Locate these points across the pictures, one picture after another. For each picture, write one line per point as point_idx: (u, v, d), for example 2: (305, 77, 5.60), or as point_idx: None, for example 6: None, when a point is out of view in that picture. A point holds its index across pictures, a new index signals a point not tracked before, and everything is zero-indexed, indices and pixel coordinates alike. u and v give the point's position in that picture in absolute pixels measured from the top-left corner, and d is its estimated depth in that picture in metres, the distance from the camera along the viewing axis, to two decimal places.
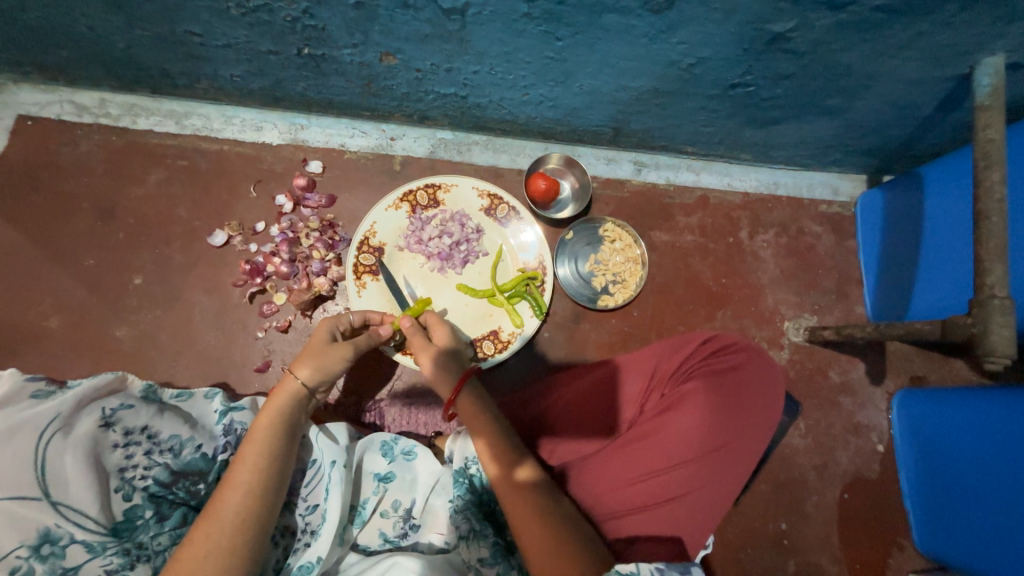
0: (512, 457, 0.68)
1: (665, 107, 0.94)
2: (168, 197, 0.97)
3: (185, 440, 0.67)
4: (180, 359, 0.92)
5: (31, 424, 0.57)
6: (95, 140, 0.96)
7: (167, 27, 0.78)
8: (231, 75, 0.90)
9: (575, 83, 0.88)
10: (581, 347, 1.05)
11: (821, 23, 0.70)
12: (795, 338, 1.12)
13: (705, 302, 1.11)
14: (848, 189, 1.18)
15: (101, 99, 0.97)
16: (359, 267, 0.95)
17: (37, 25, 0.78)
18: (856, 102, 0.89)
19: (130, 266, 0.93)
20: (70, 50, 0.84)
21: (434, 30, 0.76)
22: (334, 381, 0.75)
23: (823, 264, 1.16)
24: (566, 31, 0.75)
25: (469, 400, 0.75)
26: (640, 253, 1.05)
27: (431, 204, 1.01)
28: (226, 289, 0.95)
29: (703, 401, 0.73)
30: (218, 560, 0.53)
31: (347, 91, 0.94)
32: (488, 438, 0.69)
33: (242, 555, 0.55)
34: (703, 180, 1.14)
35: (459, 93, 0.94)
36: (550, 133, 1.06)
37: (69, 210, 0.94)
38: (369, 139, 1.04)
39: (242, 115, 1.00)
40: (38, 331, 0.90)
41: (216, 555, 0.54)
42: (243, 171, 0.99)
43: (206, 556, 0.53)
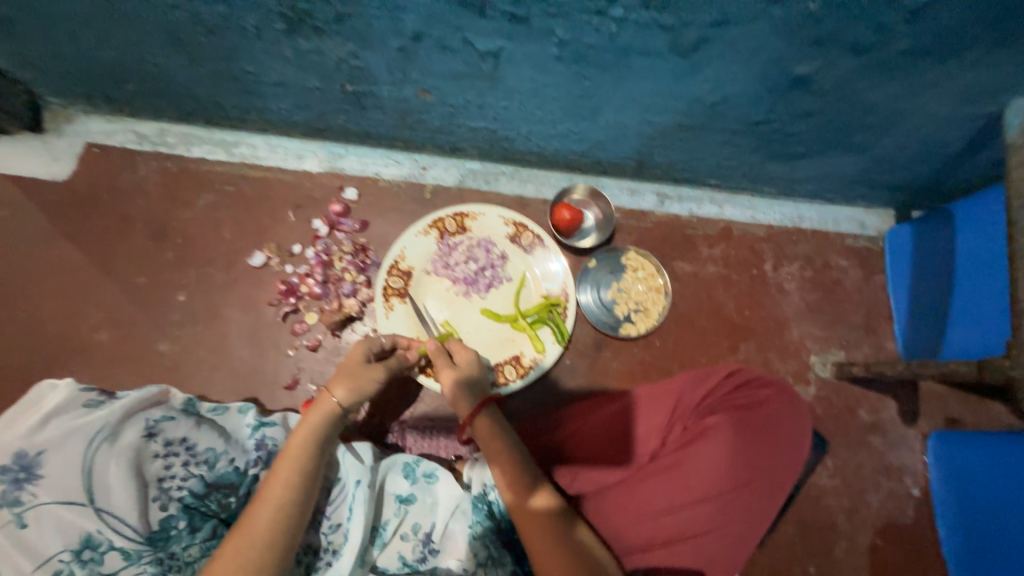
0: (531, 484, 0.69)
1: (688, 141, 0.96)
2: (214, 220, 1.03)
3: (220, 453, 0.69)
4: (215, 374, 0.96)
5: (81, 432, 0.61)
6: (152, 166, 1.04)
7: (227, 66, 0.86)
8: (279, 109, 0.97)
9: (601, 118, 0.92)
10: (602, 375, 1.05)
11: (844, 65, 0.73)
12: (822, 373, 1.10)
13: (728, 334, 1.10)
14: (874, 223, 1.17)
15: (160, 129, 1.05)
16: (388, 289, 0.99)
17: (113, 64, 0.87)
18: (880, 139, 0.89)
19: (176, 284, 0.99)
20: (139, 86, 0.93)
21: (468, 69, 0.81)
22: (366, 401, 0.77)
23: (850, 299, 1.14)
24: (593, 71, 0.79)
25: (489, 425, 0.76)
26: (662, 282, 1.07)
27: (458, 230, 1.04)
28: (261, 307, 1.00)
29: (728, 436, 0.73)
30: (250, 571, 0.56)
31: (384, 124, 1.00)
32: (506, 462, 0.70)
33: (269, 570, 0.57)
34: (726, 212, 1.15)
35: (489, 127, 0.98)
36: (575, 165, 1.10)
37: (123, 230, 1.01)
38: (402, 169, 1.10)
39: (286, 145, 1.07)
40: (88, 343, 0.95)
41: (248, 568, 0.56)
42: (283, 196, 1.05)
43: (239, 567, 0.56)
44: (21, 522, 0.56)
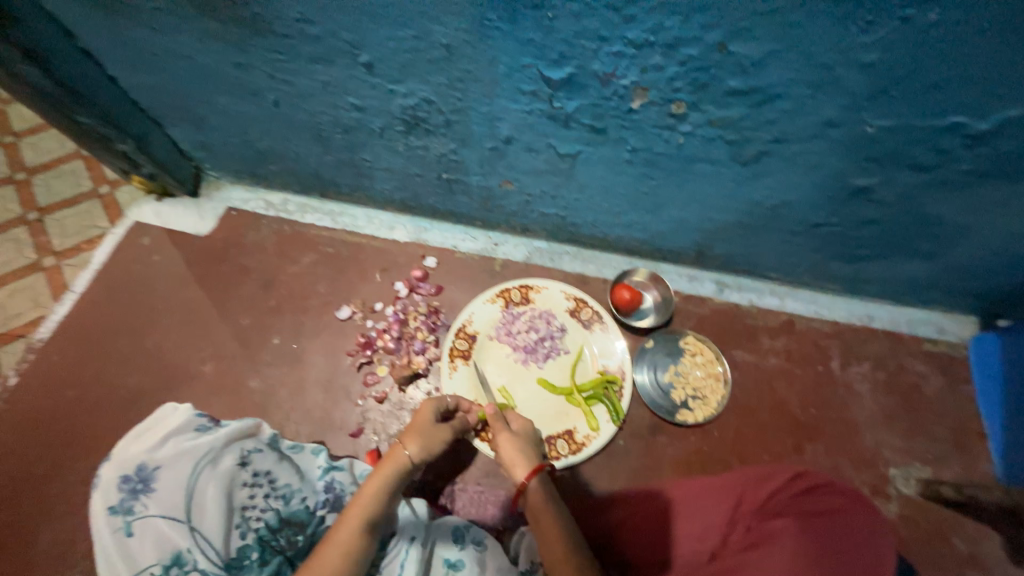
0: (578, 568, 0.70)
1: (748, 237, 1.02)
2: (313, 276, 1.19)
3: (294, 490, 0.76)
4: (291, 414, 1.05)
5: (191, 453, 0.70)
6: (272, 228, 1.24)
7: (351, 155, 1.05)
8: (383, 189, 1.16)
9: (665, 213, 1.00)
10: (657, 461, 1.02)
11: (906, 180, 0.77)
12: (905, 490, 1.00)
13: (793, 432, 1.05)
14: (955, 329, 1.12)
15: (284, 199, 1.27)
16: (454, 351, 1.06)
17: (265, 149, 1.10)
18: (952, 247, 0.90)
19: (273, 328, 1.13)
20: (279, 166, 1.15)
21: (548, 167, 0.94)
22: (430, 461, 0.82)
23: (933, 409, 1.06)
24: (660, 173, 0.88)
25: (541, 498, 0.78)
26: (721, 370, 1.07)
27: (522, 301, 1.12)
28: (340, 356, 1.10)
29: (793, 542, 0.65)
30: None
31: (467, 205, 1.14)
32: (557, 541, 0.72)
33: None
34: (788, 305, 1.15)
35: (559, 213, 1.10)
36: (636, 250, 1.17)
37: (240, 279, 1.18)
38: (476, 243, 1.22)
39: (381, 217, 1.24)
40: (194, 373, 1.09)
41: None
42: (373, 260, 1.20)
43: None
44: (129, 530, 0.63)
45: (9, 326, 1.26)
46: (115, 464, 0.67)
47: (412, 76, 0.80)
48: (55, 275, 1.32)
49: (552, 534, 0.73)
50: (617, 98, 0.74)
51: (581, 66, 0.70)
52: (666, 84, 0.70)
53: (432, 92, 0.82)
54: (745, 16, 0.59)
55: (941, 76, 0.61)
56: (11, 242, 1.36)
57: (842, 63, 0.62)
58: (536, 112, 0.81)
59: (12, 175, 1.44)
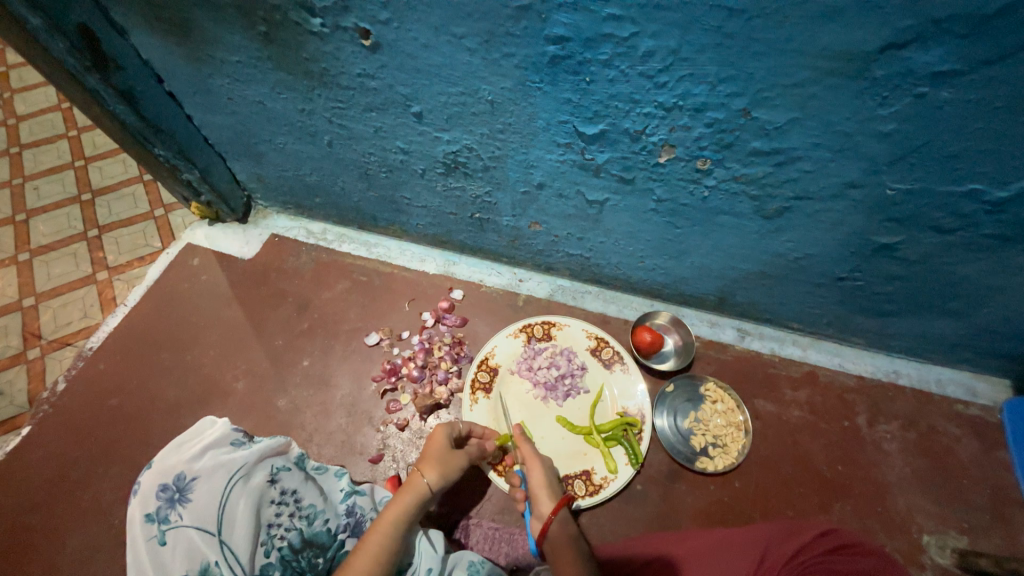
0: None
1: (770, 287, 1.04)
2: (346, 302, 1.24)
3: (318, 511, 0.78)
4: (315, 436, 1.08)
5: (227, 467, 0.73)
6: (311, 255, 1.32)
7: (392, 192, 1.13)
8: (417, 224, 1.23)
9: (688, 259, 1.03)
10: (675, 509, 1.01)
11: (928, 240, 0.80)
12: (939, 560, 0.95)
13: (817, 488, 1.02)
14: (987, 391, 1.09)
15: (324, 228, 1.35)
16: (475, 383, 1.09)
17: (312, 182, 1.19)
18: (979, 308, 0.90)
19: (304, 350, 1.18)
20: (323, 198, 1.24)
21: (576, 212, 1.00)
22: (446, 488, 0.83)
23: (968, 473, 1.02)
24: (685, 222, 0.93)
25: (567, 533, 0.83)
26: (743, 419, 1.06)
27: (544, 337, 1.15)
28: (365, 381, 1.14)
29: None
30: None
31: (496, 243, 1.20)
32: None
33: None
34: (811, 356, 1.14)
35: (584, 255, 1.14)
36: (658, 294, 1.20)
37: (278, 301, 1.25)
38: (502, 279, 1.27)
39: (414, 250, 1.31)
40: (227, 389, 1.13)
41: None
42: (402, 290, 1.26)
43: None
44: (162, 539, 0.66)
45: (59, 334, 1.35)
46: (155, 473, 0.71)
47: (457, 125, 0.88)
48: (107, 289, 1.41)
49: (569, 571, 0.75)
50: (646, 153, 0.80)
51: (614, 124, 0.76)
52: (693, 142, 0.75)
53: (473, 140, 0.90)
54: (768, 88, 0.64)
55: (958, 147, 0.65)
56: (71, 256, 1.47)
57: (860, 132, 0.67)
58: (569, 162, 0.87)
59: (79, 195, 1.58)
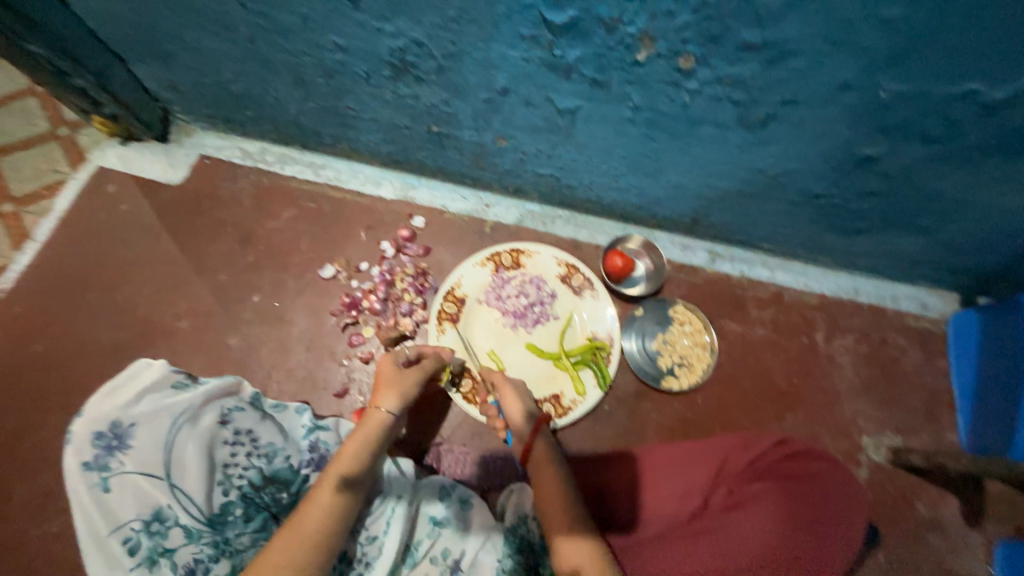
0: (573, 524, 0.70)
1: (746, 207, 0.99)
2: (294, 232, 1.14)
3: (278, 449, 0.74)
4: (273, 374, 1.03)
5: (169, 411, 0.67)
6: (250, 179, 1.17)
7: (334, 102, 0.98)
8: (368, 140, 1.09)
9: (664, 177, 0.96)
10: (640, 427, 1.05)
11: (912, 152, 0.75)
12: (874, 457, 1.04)
13: (774, 400, 1.07)
14: (938, 306, 1.13)
15: (262, 148, 1.19)
16: (441, 314, 1.04)
17: (238, 92, 1.01)
18: (948, 223, 0.89)
19: (252, 285, 1.09)
20: (253, 111, 1.07)
21: (546, 123, 0.89)
22: (406, 408, 0.85)
23: (908, 380, 1.09)
24: (662, 135, 0.85)
25: (545, 448, 0.82)
26: (708, 339, 1.08)
27: (512, 266, 1.10)
28: (324, 316, 1.07)
29: (772, 504, 0.70)
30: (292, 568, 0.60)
31: (458, 162, 1.09)
32: (554, 502, 0.73)
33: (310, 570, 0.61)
34: (779, 277, 1.15)
35: (554, 175, 1.05)
36: (631, 217, 1.14)
37: (216, 232, 1.12)
38: (467, 203, 1.18)
39: (366, 172, 1.19)
40: (170, 329, 1.05)
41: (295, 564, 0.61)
42: (357, 217, 1.16)
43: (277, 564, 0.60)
44: (105, 486, 0.62)
45: None
46: (86, 420, 0.65)
47: (401, 13, 0.73)
48: (12, 222, 1.22)
49: (552, 490, 0.74)
50: (622, 49, 0.69)
51: (585, 10, 0.64)
52: (676, 34, 0.65)
53: (423, 32, 0.75)
54: None
55: (963, 40, 0.58)
56: None
57: (863, 20, 0.58)
58: (535, 61, 0.75)
59: None
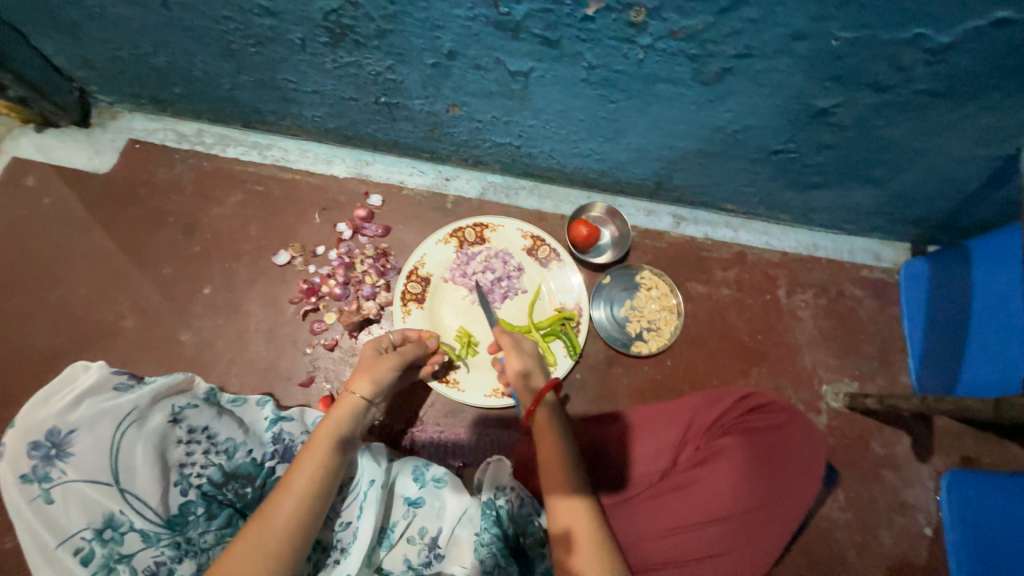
0: (568, 483, 0.68)
1: (706, 167, 0.99)
2: (242, 218, 1.09)
3: (239, 444, 0.72)
4: (233, 367, 1.01)
5: (112, 414, 0.63)
6: (188, 164, 1.11)
7: (270, 75, 0.90)
8: (313, 115, 1.02)
9: (623, 140, 0.94)
10: (612, 392, 1.06)
11: (863, 102, 0.75)
12: (833, 403, 1.09)
13: (740, 357, 1.10)
14: (891, 256, 1.17)
15: (198, 129, 1.12)
16: (406, 294, 1.01)
17: (162, 67, 0.93)
18: (899, 173, 0.90)
19: (202, 277, 1.05)
20: (183, 88, 0.99)
21: (499, 88, 0.85)
22: (386, 392, 0.80)
23: (864, 328, 1.14)
24: (620, 95, 0.82)
25: (547, 413, 0.78)
26: (676, 302, 1.08)
27: (477, 241, 1.07)
28: (282, 305, 1.05)
29: (738, 461, 0.72)
30: (265, 561, 0.58)
31: (412, 134, 1.03)
32: (547, 463, 0.71)
33: (286, 560, 0.59)
34: (741, 236, 1.16)
35: (513, 143, 1.01)
36: (594, 184, 1.12)
37: (157, 223, 1.07)
38: (426, 178, 1.13)
39: (316, 150, 1.12)
40: (114, 329, 1.01)
41: (271, 557, 0.59)
42: (310, 199, 1.11)
43: (254, 558, 0.58)
44: (48, 497, 0.58)
45: None
46: (18, 430, 0.59)
47: None
48: None
49: (549, 453, 0.72)
50: (569, 3, 0.64)
51: None
52: None
53: None
54: None
55: None
56: None
57: None
58: (480, 20, 0.70)
59: None
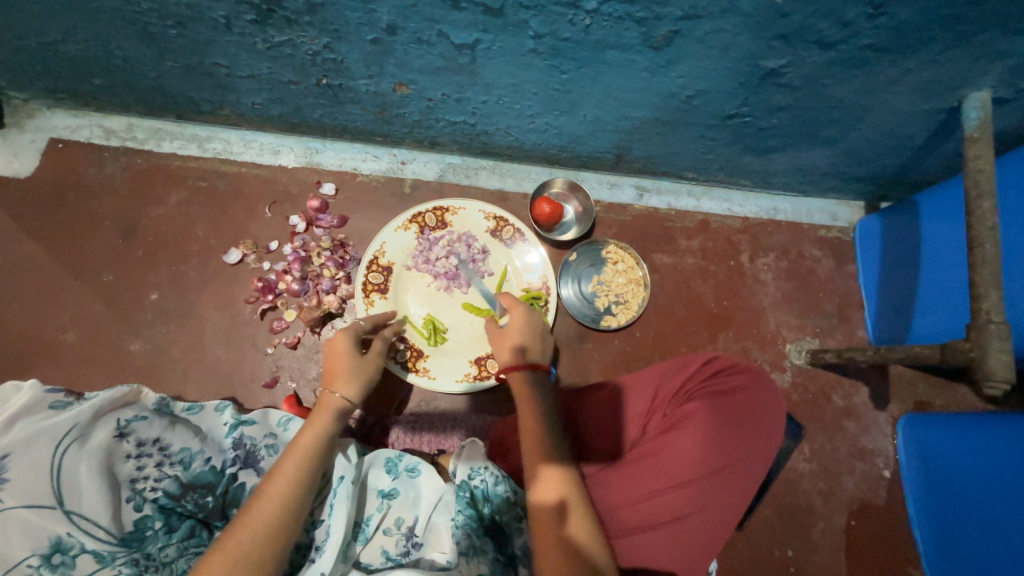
0: (552, 455, 0.70)
1: (664, 136, 0.98)
2: (187, 217, 1.03)
3: (195, 453, 0.69)
4: (190, 373, 0.97)
5: (49, 434, 0.59)
6: (121, 162, 1.04)
7: (197, 59, 0.83)
8: (252, 103, 0.95)
9: (580, 112, 0.91)
10: (584, 367, 1.07)
11: (811, 60, 0.73)
12: (797, 361, 1.13)
13: (706, 324, 1.12)
14: (847, 215, 1.20)
15: (128, 123, 1.04)
16: (367, 285, 0.98)
17: (76, 57, 0.85)
18: (850, 131, 0.91)
19: (148, 283, 1.00)
20: (104, 79, 0.91)
21: (446, 63, 0.79)
22: (369, 389, 0.80)
23: (823, 287, 1.17)
24: (569, 65, 0.78)
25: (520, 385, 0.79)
26: (642, 274, 1.09)
27: (438, 225, 1.04)
28: (238, 305, 1.01)
29: (704, 424, 0.73)
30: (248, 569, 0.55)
31: (362, 117, 0.98)
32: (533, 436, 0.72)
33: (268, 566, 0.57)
34: (704, 205, 1.17)
35: (467, 121, 0.97)
36: (555, 160, 1.10)
37: (92, 227, 1.01)
38: (381, 163, 1.09)
39: (261, 140, 1.06)
40: (55, 344, 0.97)
41: (256, 563, 0.56)
42: (258, 192, 1.05)
43: (240, 565, 0.55)
44: None
45: None
46: None
47: None
48: None
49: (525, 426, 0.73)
50: None
51: None
52: None
53: None
54: None
55: None
56: None
57: None
58: None
59: None
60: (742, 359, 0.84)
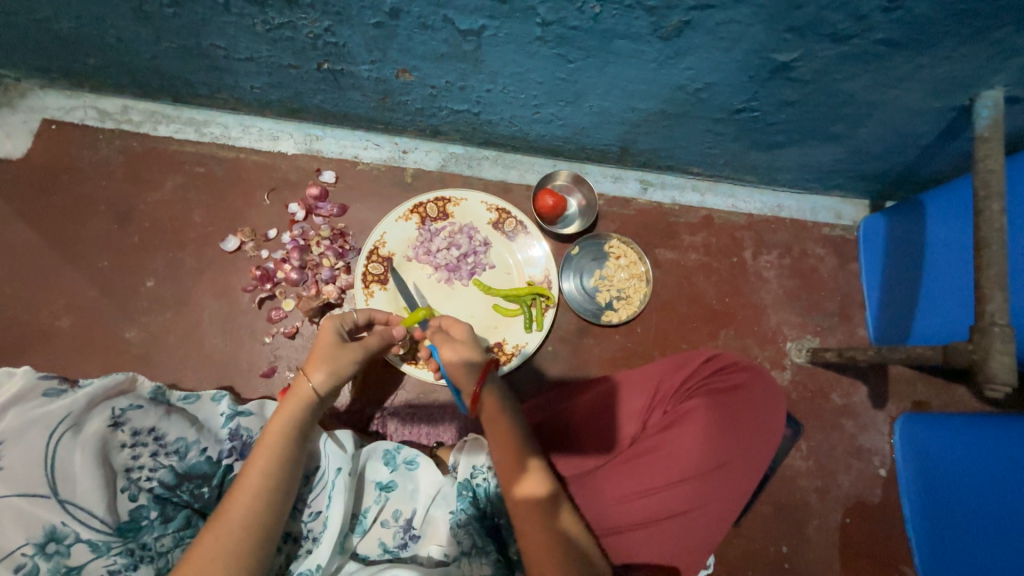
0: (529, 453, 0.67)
1: (671, 129, 0.96)
2: (184, 203, 1.02)
3: (191, 443, 0.68)
4: (188, 361, 0.96)
5: (42, 422, 0.58)
6: (115, 145, 1.01)
7: (194, 40, 0.81)
8: (251, 87, 0.93)
9: (585, 103, 0.90)
10: (584, 362, 1.07)
11: (823, 54, 0.72)
12: (796, 359, 1.13)
13: (707, 320, 1.12)
14: (851, 214, 1.20)
15: (123, 106, 1.02)
16: (367, 276, 0.97)
17: (68, 35, 0.82)
18: (860, 128, 0.90)
19: (144, 269, 0.99)
20: (97, 59, 0.88)
21: (450, 49, 0.77)
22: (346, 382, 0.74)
23: (825, 286, 1.17)
24: (577, 54, 0.76)
25: (494, 404, 0.72)
26: (644, 270, 1.08)
27: (440, 216, 1.03)
28: (236, 294, 1.00)
29: (703, 423, 0.73)
30: (221, 562, 0.55)
31: (363, 104, 0.96)
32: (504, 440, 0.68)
33: (247, 560, 0.56)
34: (708, 200, 1.16)
35: (471, 110, 0.95)
36: (559, 151, 1.09)
37: (86, 212, 0.99)
38: (382, 152, 1.07)
39: (260, 125, 1.04)
40: (50, 329, 0.95)
41: (230, 555, 0.55)
42: (257, 179, 1.04)
43: (217, 557, 0.55)
44: None
45: None
46: None
47: None
48: None
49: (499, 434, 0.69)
50: None
51: None
52: None
53: None
54: None
55: None
56: None
57: None
58: None
59: None
60: (742, 357, 0.84)
